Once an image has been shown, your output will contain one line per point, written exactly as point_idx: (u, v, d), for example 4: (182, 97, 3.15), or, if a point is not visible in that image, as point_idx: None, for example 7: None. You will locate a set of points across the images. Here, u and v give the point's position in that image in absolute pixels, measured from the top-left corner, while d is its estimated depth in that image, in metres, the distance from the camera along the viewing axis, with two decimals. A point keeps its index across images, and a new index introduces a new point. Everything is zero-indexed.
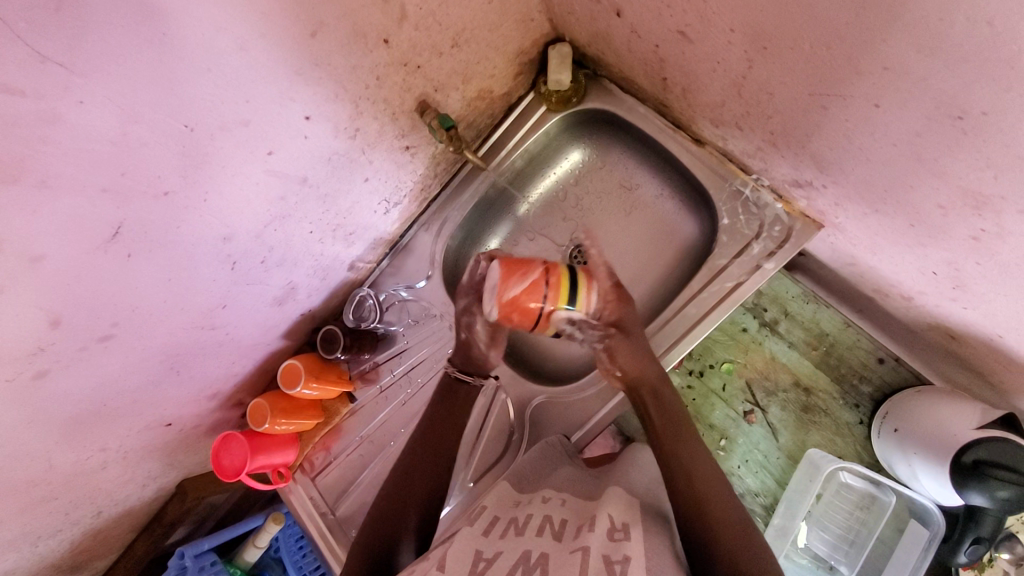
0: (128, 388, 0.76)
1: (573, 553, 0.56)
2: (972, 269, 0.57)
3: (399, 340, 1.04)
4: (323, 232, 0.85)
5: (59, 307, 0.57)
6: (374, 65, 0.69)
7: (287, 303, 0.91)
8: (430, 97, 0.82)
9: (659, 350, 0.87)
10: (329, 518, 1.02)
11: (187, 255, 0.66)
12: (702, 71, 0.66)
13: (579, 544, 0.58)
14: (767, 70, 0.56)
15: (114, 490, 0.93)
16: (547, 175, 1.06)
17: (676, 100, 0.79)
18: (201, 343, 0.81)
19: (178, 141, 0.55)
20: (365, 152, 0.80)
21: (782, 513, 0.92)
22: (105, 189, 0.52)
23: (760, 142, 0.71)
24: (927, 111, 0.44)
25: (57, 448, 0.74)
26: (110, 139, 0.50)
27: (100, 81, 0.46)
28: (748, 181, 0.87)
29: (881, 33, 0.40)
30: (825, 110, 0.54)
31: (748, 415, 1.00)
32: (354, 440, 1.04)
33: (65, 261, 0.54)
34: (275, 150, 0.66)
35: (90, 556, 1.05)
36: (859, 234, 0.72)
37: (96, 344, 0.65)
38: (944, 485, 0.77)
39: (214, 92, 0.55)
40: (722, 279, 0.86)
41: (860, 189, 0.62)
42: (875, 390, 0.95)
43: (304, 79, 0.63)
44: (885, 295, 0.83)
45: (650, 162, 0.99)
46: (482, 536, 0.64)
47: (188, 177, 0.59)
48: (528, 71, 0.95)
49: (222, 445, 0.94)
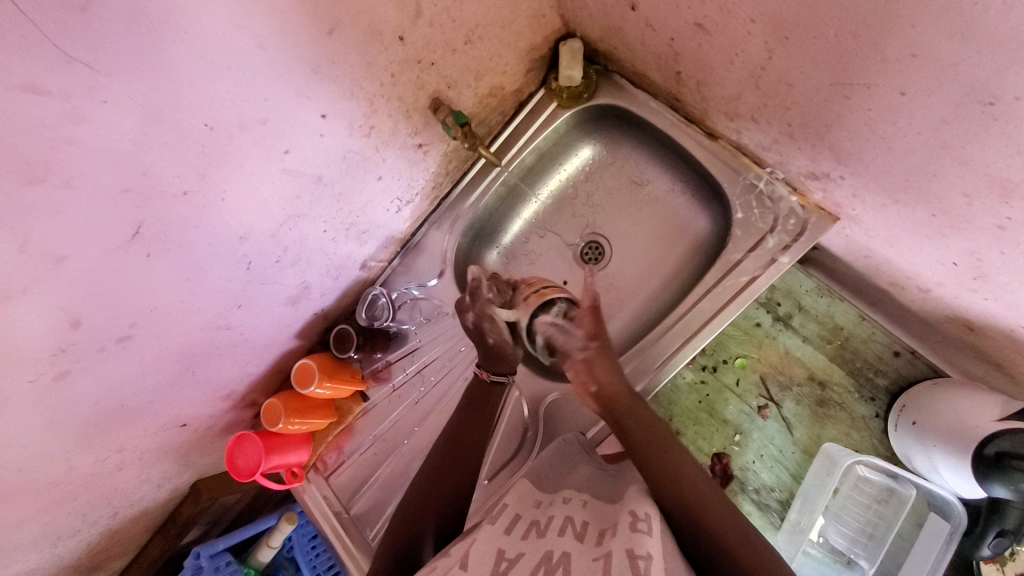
0: (145, 388, 0.76)
1: (596, 558, 0.56)
2: (996, 258, 0.57)
3: (412, 338, 1.04)
4: (337, 231, 0.86)
5: (80, 308, 0.58)
6: (389, 62, 0.69)
7: (300, 302, 0.91)
8: (443, 94, 0.82)
9: (672, 347, 0.88)
10: (343, 517, 1.02)
11: (204, 254, 0.66)
12: (719, 63, 0.65)
13: (601, 549, 0.57)
14: (787, 60, 0.56)
15: (130, 490, 0.93)
16: (557, 172, 1.06)
17: (690, 93, 0.79)
18: (217, 343, 0.81)
19: (197, 141, 0.55)
20: (379, 150, 0.80)
21: (799, 508, 0.93)
22: (126, 189, 0.52)
23: (776, 134, 0.70)
24: (955, 97, 0.43)
25: (76, 448, 0.74)
26: (131, 138, 0.49)
27: (123, 80, 0.46)
28: (763, 174, 0.87)
29: (910, 19, 0.40)
30: (847, 99, 0.54)
31: (762, 409, 0.99)
32: (368, 439, 1.04)
33: (86, 261, 0.54)
34: (291, 149, 0.66)
35: (106, 557, 1.05)
36: (877, 226, 0.72)
37: (114, 345, 0.65)
38: (966, 478, 0.76)
39: (232, 90, 0.55)
40: (737, 273, 0.86)
41: (880, 179, 0.61)
42: (890, 383, 0.95)
43: (321, 77, 0.63)
44: (901, 287, 0.82)
45: (661, 158, 0.99)
46: (504, 535, 0.63)
47: (206, 176, 0.59)
48: (539, 68, 0.94)
49: (236, 446, 0.94)
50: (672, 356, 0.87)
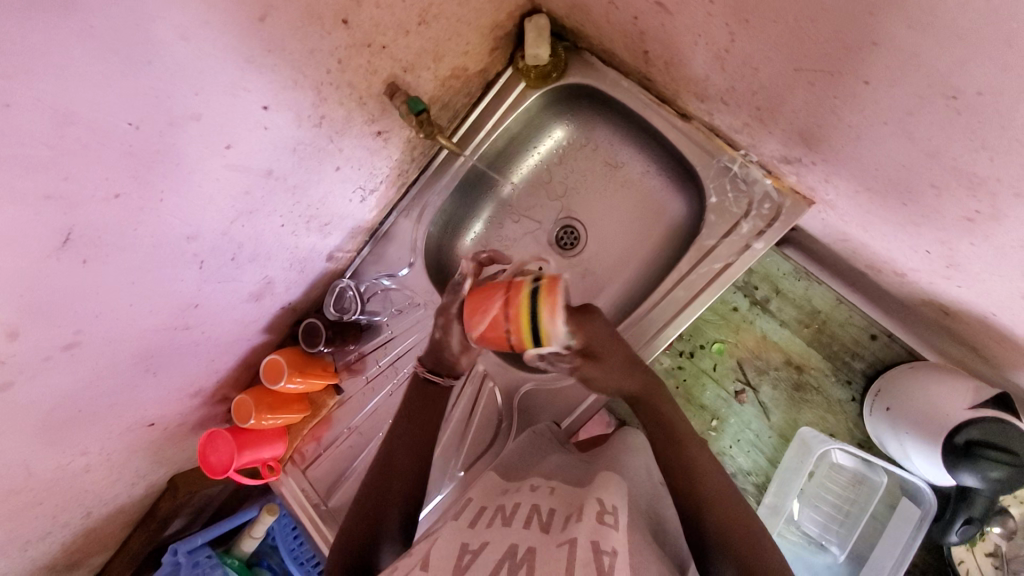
0: (102, 391, 0.74)
1: (560, 544, 0.55)
2: (966, 249, 0.55)
3: (384, 329, 1.02)
4: (296, 224, 0.82)
5: (16, 319, 0.55)
6: (334, 47, 0.65)
7: (264, 298, 0.89)
8: (399, 79, 0.78)
9: (652, 330, 0.85)
10: (321, 509, 1.01)
11: (149, 255, 0.63)
12: (684, 44, 0.62)
13: (565, 536, 0.57)
14: (749, 44, 0.52)
15: (101, 489, 0.92)
16: (530, 154, 1.02)
17: (659, 74, 0.75)
18: (176, 344, 0.79)
19: (124, 142, 0.51)
20: (334, 140, 0.76)
21: (774, 492, 0.91)
22: (48, 196, 0.49)
23: (747, 118, 0.67)
24: (917, 89, 0.41)
25: (34, 455, 0.73)
26: (45, 143, 0.46)
27: (25, 82, 0.42)
28: (737, 157, 0.84)
29: (870, 6, 0.37)
30: (812, 86, 0.50)
31: (739, 394, 0.98)
32: (343, 431, 1.02)
33: (15, 272, 0.51)
34: (233, 143, 0.63)
35: (84, 554, 1.05)
36: (850, 211, 0.69)
37: (60, 352, 0.63)
38: (935, 465, 0.76)
39: (157, 85, 0.51)
40: (711, 259, 0.84)
41: (851, 168, 0.59)
42: (867, 366, 0.94)
43: (257, 67, 0.59)
44: (878, 270, 0.80)
45: (635, 139, 0.95)
46: (468, 528, 0.63)
47: (140, 177, 0.55)
48: (505, 46, 0.90)
49: (208, 443, 0.92)
50: (649, 343, 0.85)
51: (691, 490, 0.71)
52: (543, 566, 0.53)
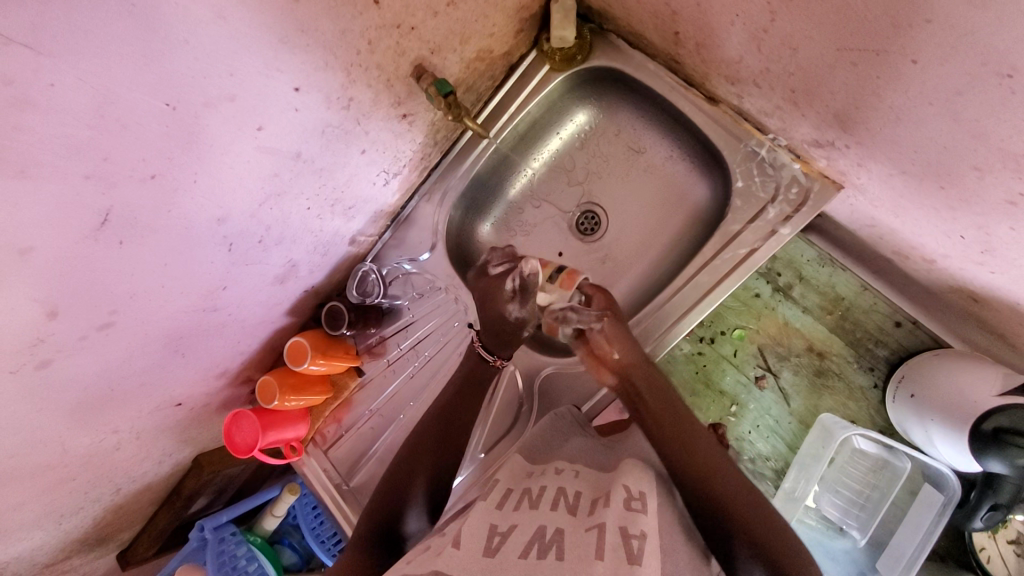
0: (135, 370, 0.75)
1: (588, 529, 0.56)
2: (1005, 234, 0.54)
3: (405, 313, 1.02)
4: (322, 208, 0.83)
5: (56, 297, 0.56)
6: (365, 28, 0.65)
7: (289, 281, 0.90)
8: (426, 61, 0.77)
9: (671, 319, 0.86)
10: (343, 489, 1.02)
11: (182, 238, 0.64)
12: (718, 24, 0.62)
13: (594, 520, 0.58)
14: (791, 22, 0.53)
15: (131, 466, 0.95)
16: (551, 138, 1.01)
17: (688, 56, 0.74)
18: (205, 325, 0.80)
19: (160, 122, 0.52)
20: (361, 122, 0.76)
21: (793, 476, 0.93)
22: (90, 176, 0.49)
23: (780, 100, 0.66)
24: (971, 68, 0.41)
25: (70, 431, 0.75)
26: (87, 124, 0.46)
27: (70, 62, 0.42)
28: (765, 141, 0.83)
29: None
30: (854, 67, 0.51)
31: (759, 380, 0.98)
32: (364, 413, 1.03)
33: (54, 251, 0.52)
34: (265, 126, 0.63)
35: (113, 530, 1.07)
36: (882, 196, 0.69)
37: (97, 332, 0.64)
38: (963, 453, 0.76)
39: (195, 66, 0.51)
40: (735, 245, 0.84)
41: (887, 150, 0.58)
42: (890, 353, 0.94)
43: (291, 49, 0.59)
44: (905, 256, 0.80)
45: (659, 122, 0.94)
46: (495, 510, 0.64)
47: (174, 159, 0.56)
48: (530, 28, 0.89)
49: (234, 422, 0.94)
50: (669, 330, 0.85)
51: (711, 477, 0.71)
52: (573, 548, 0.54)
